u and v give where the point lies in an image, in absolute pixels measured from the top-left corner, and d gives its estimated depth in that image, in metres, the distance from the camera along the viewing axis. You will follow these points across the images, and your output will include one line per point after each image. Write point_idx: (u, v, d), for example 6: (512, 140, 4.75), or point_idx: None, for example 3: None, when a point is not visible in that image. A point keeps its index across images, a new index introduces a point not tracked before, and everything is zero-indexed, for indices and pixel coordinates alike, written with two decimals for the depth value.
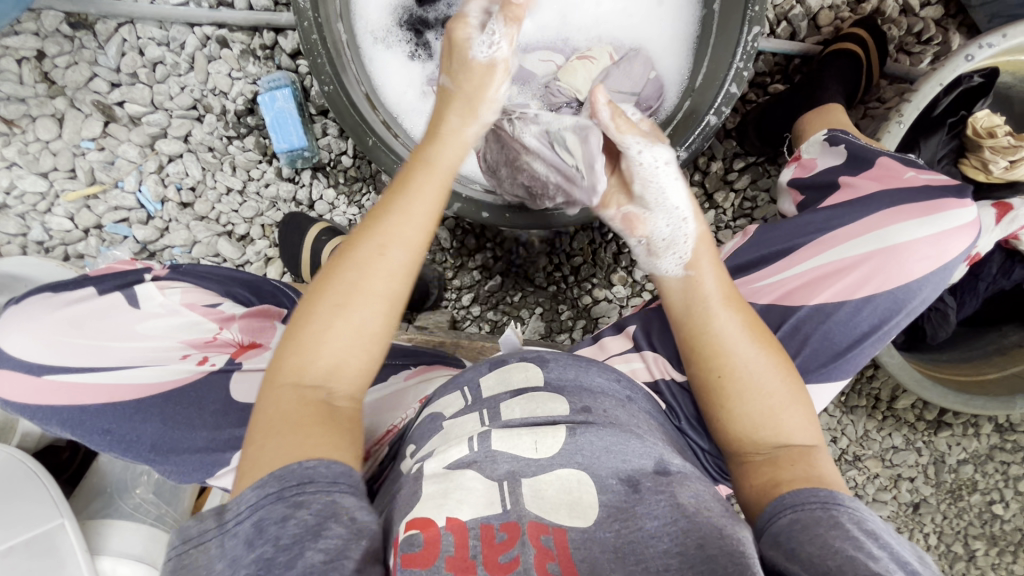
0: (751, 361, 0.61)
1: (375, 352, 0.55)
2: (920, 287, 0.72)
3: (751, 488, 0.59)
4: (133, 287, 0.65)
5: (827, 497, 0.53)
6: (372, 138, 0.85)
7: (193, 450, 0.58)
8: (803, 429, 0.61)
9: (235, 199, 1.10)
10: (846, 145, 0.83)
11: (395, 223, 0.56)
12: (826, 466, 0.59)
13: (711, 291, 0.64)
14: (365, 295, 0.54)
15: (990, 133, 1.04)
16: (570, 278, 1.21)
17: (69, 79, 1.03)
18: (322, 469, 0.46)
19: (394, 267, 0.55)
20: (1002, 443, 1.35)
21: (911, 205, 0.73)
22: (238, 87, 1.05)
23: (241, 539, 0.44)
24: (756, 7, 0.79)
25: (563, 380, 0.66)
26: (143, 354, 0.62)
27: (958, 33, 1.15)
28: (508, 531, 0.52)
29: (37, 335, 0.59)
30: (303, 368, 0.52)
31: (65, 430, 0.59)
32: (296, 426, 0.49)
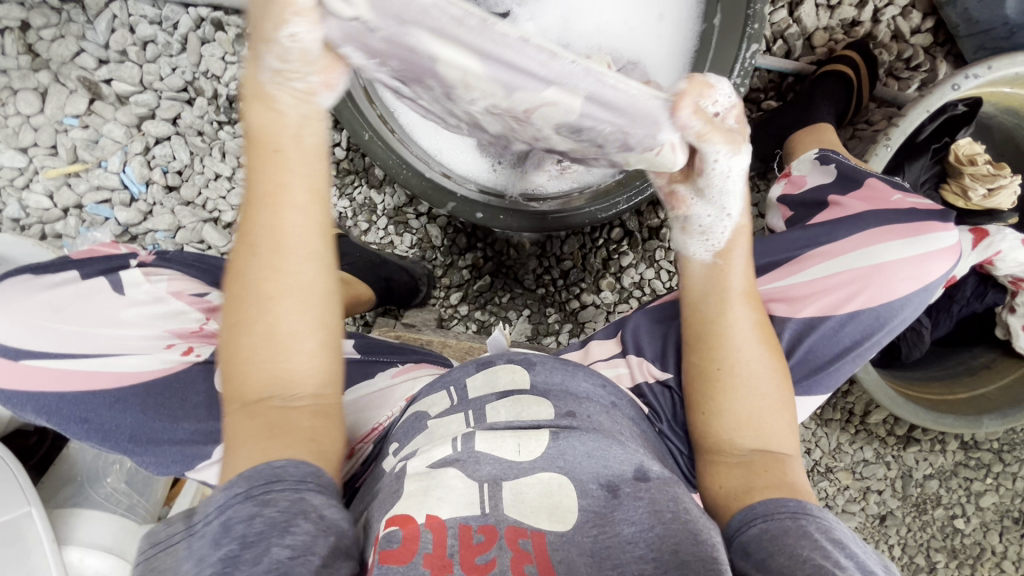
0: (751, 360, 0.65)
1: (315, 346, 0.54)
2: (902, 306, 0.73)
3: (725, 492, 0.61)
4: (118, 272, 0.63)
5: (802, 505, 0.55)
6: (368, 133, 0.85)
7: (173, 442, 0.58)
8: (780, 437, 0.64)
9: (224, 184, 1.08)
10: (837, 165, 0.86)
11: (268, 230, 0.50)
12: (796, 473, 0.62)
13: (734, 285, 0.65)
14: (277, 305, 0.52)
15: (971, 161, 1.08)
16: (559, 282, 1.22)
17: (55, 53, 1.00)
18: (291, 468, 0.48)
19: (298, 273, 0.52)
20: (966, 460, 1.40)
21: (898, 226, 0.76)
22: (231, 71, 1.03)
23: (209, 539, 0.44)
24: (755, 25, 0.84)
25: (549, 383, 0.66)
26: (126, 341, 0.60)
27: (945, 62, 1.19)
28: (486, 533, 0.52)
29: (13, 320, 0.58)
30: (249, 379, 0.53)
31: (43, 417, 0.59)
32: (260, 432, 0.51)
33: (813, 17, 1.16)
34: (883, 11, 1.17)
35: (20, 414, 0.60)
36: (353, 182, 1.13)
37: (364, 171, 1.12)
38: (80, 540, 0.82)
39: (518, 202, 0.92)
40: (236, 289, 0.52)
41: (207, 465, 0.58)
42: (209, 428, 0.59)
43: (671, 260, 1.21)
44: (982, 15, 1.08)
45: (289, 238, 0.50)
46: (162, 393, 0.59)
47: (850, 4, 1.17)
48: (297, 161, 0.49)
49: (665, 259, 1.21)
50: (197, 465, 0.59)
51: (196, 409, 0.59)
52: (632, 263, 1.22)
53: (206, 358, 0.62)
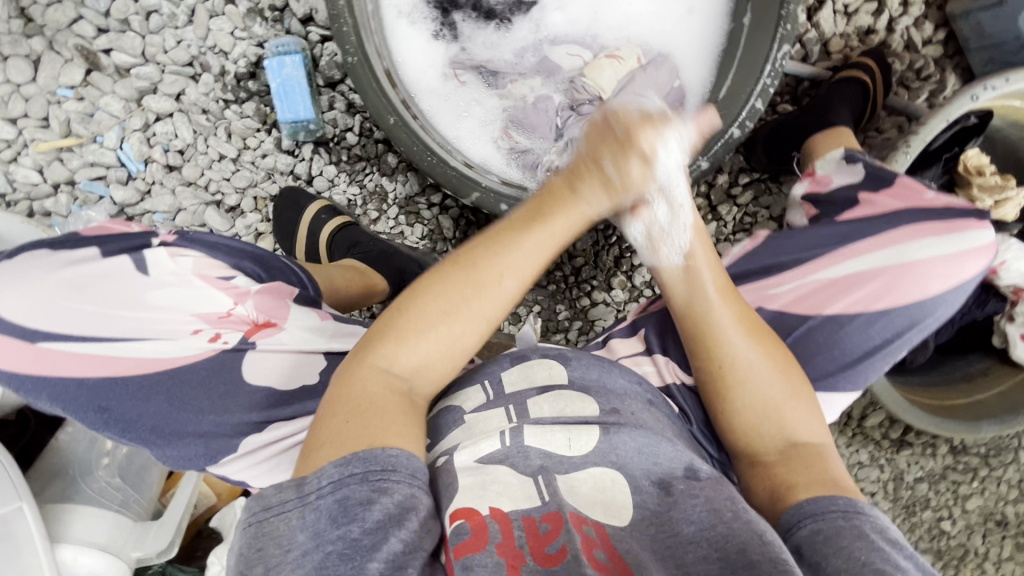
0: (749, 357, 0.63)
1: (459, 360, 0.60)
2: (936, 306, 0.73)
3: (767, 490, 0.60)
4: (143, 251, 0.61)
5: (846, 503, 0.54)
6: (394, 117, 0.81)
7: (196, 434, 0.57)
8: (807, 426, 0.63)
9: (228, 166, 1.03)
10: (863, 164, 0.85)
11: (520, 251, 0.60)
12: (832, 463, 0.61)
13: (709, 286, 0.65)
14: (470, 313, 0.59)
15: (978, 172, 1.09)
16: (570, 279, 1.21)
17: (50, 18, 0.94)
18: (404, 459, 0.51)
19: (504, 295, 0.60)
20: (955, 464, 1.42)
21: (931, 224, 0.75)
22: (241, 47, 0.98)
23: (325, 514, 0.48)
24: (788, 25, 0.80)
25: (586, 379, 0.64)
26: (150, 326, 0.58)
27: (954, 73, 1.21)
28: (551, 522, 0.51)
29: (30, 299, 0.55)
30: (395, 358, 0.58)
31: (54, 405, 0.57)
32: (381, 413, 0.54)
33: (831, 22, 1.17)
34: (898, 20, 1.19)
35: (27, 401, 0.58)
36: (364, 169, 1.06)
37: (376, 158, 1.06)
38: (75, 538, 0.77)
39: None
40: (446, 276, 0.59)
41: (230, 459, 0.58)
42: (236, 420, 0.58)
43: None
44: (993, 30, 1.11)
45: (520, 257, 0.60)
46: (206, 382, 0.58)
47: (866, 12, 1.18)
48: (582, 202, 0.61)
49: None
50: (219, 460, 0.58)
51: (222, 402, 0.58)
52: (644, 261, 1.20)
53: (233, 346, 0.60)
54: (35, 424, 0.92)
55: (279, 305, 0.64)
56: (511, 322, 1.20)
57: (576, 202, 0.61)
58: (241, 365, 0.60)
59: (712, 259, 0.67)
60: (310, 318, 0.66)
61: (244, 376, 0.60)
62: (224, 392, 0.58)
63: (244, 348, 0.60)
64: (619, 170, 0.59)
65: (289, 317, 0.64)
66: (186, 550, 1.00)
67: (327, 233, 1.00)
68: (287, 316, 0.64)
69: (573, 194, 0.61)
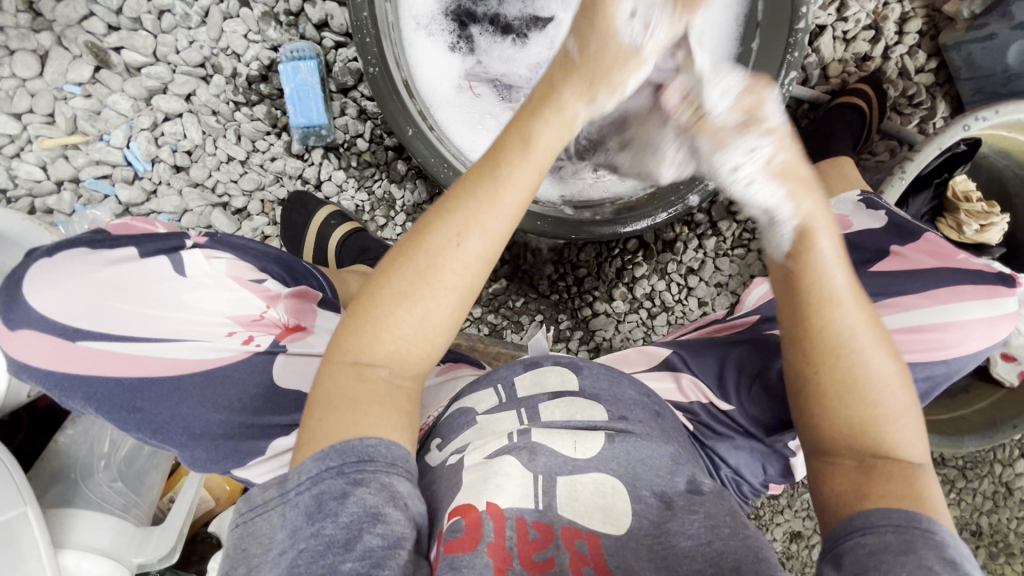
0: (876, 365, 0.55)
1: (440, 334, 0.55)
2: (968, 362, 0.74)
3: (836, 492, 0.55)
4: (178, 252, 0.57)
5: (921, 519, 0.50)
6: (411, 129, 0.82)
7: (225, 437, 0.57)
8: (913, 444, 0.56)
9: (236, 168, 1.02)
10: (887, 212, 0.82)
11: (480, 207, 0.54)
12: (926, 482, 0.54)
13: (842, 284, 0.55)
14: (430, 285, 0.53)
15: (966, 198, 1.14)
16: (573, 289, 1.23)
17: (60, 14, 0.92)
18: (381, 450, 0.51)
19: (469, 257, 0.54)
20: (934, 475, 1.48)
21: (973, 286, 0.73)
22: (253, 50, 0.98)
23: (301, 510, 0.50)
24: (795, 53, 0.85)
25: (597, 388, 0.66)
26: (192, 328, 0.57)
27: (944, 101, 1.26)
28: (541, 531, 0.53)
29: (69, 297, 0.52)
30: (363, 350, 0.54)
31: (90, 405, 0.55)
32: (352, 407, 0.53)
33: (831, 48, 1.22)
34: (893, 49, 1.23)
35: (58, 396, 0.56)
36: (373, 175, 1.06)
37: (386, 165, 1.06)
38: (78, 543, 0.76)
39: (559, 210, 0.93)
40: (406, 252, 0.54)
41: (258, 462, 0.58)
42: (262, 423, 0.59)
43: (682, 274, 1.24)
44: (983, 62, 1.15)
45: (489, 218, 0.54)
46: (233, 389, 0.58)
47: (864, 39, 1.22)
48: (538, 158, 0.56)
49: (677, 272, 1.24)
50: (247, 463, 0.59)
51: (254, 404, 0.59)
52: (645, 274, 1.23)
53: (266, 349, 0.60)
54: (28, 425, 0.90)
55: (307, 309, 0.65)
56: (512, 330, 1.22)
57: (531, 126, 0.56)
58: (272, 369, 0.60)
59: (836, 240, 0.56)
60: (335, 321, 0.67)
61: (276, 381, 0.60)
62: (256, 395, 0.59)
63: (276, 352, 0.61)
64: (579, 43, 0.56)
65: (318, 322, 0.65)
66: (183, 554, 0.99)
67: (336, 238, 1.00)
68: (315, 320, 0.65)
69: (523, 138, 0.55)
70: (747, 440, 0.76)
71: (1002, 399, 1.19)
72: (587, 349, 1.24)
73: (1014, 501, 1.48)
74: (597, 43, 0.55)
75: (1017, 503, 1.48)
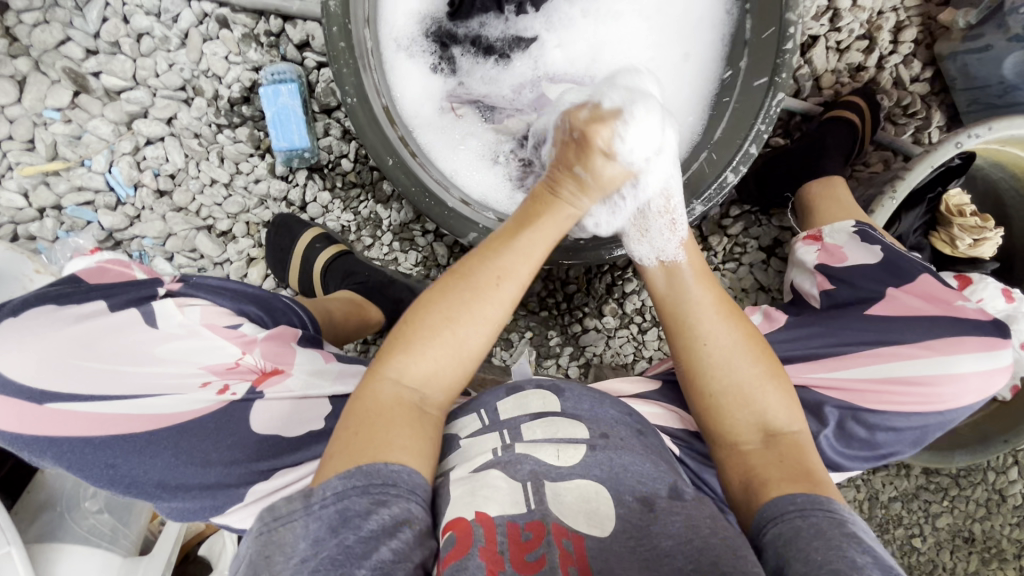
0: (724, 335, 0.67)
1: (469, 364, 0.61)
2: (961, 413, 0.73)
3: (740, 473, 0.62)
4: (150, 303, 0.62)
5: (821, 500, 0.55)
6: (392, 159, 0.81)
7: (202, 486, 0.57)
8: (784, 409, 0.65)
9: (220, 191, 1.01)
10: (881, 247, 0.80)
11: (514, 260, 0.64)
12: (809, 456, 0.62)
13: (686, 268, 0.73)
14: (471, 315, 0.60)
15: (960, 212, 1.13)
16: (563, 305, 1.22)
17: (37, 39, 0.92)
18: (404, 475, 0.52)
19: (503, 298, 0.62)
20: (927, 484, 1.48)
21: (975, 337, 0.72)
22: (234, 72, 0.97)
23: (324, 524, 0.49)
24: (782, 75, 0.80)
25: (579, 409, 0.65)
26: (160, 382, 0.59)
27: (940, 110, 1.23)
28: (533, 530, 0.52)
29: (39, 357, 0.55)
30: (405, 370, 0.59)
31: (60, 464, 0.56)
32: (387, 424, 0.55)
33: (824, 58, 1.20)
34: (887, 58, 1.21)
35: (28, 456, 0.57)
36: (359, 196, 1.05)
37: (371, 185, 1.05)
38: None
39: None
40: (454, 284, 0.62)
41: (237, 508, 0.58)
42: (241, 470, 0.58)
43: None
44: (978, 72, 1.13)
45: (514, 266, 0.63)
46: (213, 433, 0.58)
47: (857, 49, 1.20)
48: (555, 219, 0.68)
49: None
50: (225, 510, 0.58)
51: (228, 452, 0.58)
52: (636, 288, 1.22)
53: (241, 397, 0.60)
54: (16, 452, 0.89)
55: (285, 351, 0.66)
56: (502, 348, 1.21)
57: (557, 207, 0.69)
58: (249, 417, 0.60)
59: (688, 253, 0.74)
60: (316, 360, 0.68)
61: (252, 427, 0.60)
62: (232, 443, 0.58)
63: (252, 399, 0.61)
64: (589, 171, 0.68)
65: (296, 363, 0.66)
66: None
67: (322, 261, 0.99)
68: (293, 362, 0.66)
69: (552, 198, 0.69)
70: None
71: (997, 411, 1.17)
72: (577, 365, 1.23)
73: (1007, 508, 1.48)
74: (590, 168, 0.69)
75: (1010, 510, 1.48)
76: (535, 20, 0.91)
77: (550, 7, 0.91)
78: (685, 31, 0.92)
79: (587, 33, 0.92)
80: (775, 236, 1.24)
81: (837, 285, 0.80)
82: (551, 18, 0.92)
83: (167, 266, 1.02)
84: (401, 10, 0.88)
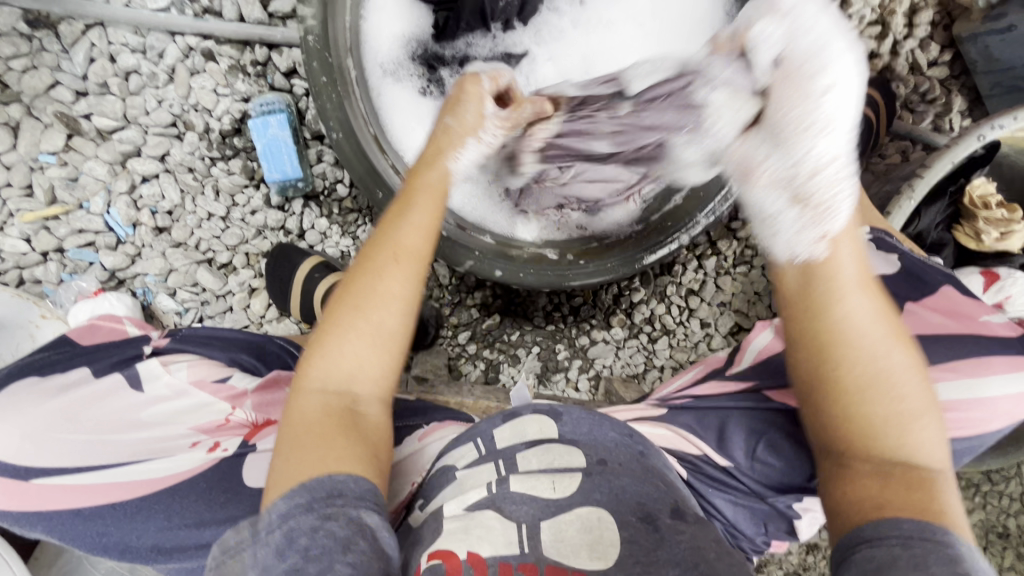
0: (880, 356, 0.55)
1: (396, 349, 0.59)
2: (992, 437, 0.67)
3: (846, 499, 0.54)
4: (133, 367, 0.66)
5: (927, 528, 0.48)
6: (382, 191, 0.79)
7: (198, 546, 0.56)
8: (930, 446, 0.55)
9: (218, 224, 1.00)
10: (899, 255, 0.77)
11: (402, 235, 0.61)
12: (947, 492, 0.52)
13: (851, 275, 0.56)
14: (381, 300, 0.58)
15: (984, 204, 1.07)
16: (569, 318, 1.20)
17: (27, 85, 0.92)
18: (351, 484, 0.50)
19: (405, 272, 0.60)
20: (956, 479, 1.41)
21: (1001, 357, 0.66)
22: (224, 104, 0.95)
23: (274, 548, 0.46)
24: None
25: (577, 434, 0.62)
26: (148, 445, 0.61)
27: (960, 95, 1.16)
28: (526, 572, 0.52)
29: (24, 435, 0.58)
30: (326, 374, 0.57)
31: (52, 535, 0.57)
32: (320, 437, 0.53)
33: None
34: (903, 43, 1.14)
35: (23, 532, 0.59)
36: (356, 221, 1.03)
37: (368, 210, 1.03)
38: None
39: (564, 260, 0.90)
40: (356, 277, 0.59)
41: None
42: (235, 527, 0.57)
43: (682, 295, 1.20)
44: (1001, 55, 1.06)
45: (408, 240, 0.61)
46: (205, 495, 0.58)
47: (870, 36, 1.13)
48: (430, 188, 0.64)
49: (677, 294, 1.20)
50: None
51: (223, 512, 0.57)
52: (643, 299, 1.20)
53: (233, 452, 0.61)
54: None
55: (277, 401, 0.68)
56: (509, 365, 1.18)
57: (428, 173, 0.65)
58: (242, 471, 0.60)
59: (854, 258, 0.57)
60: None
61: (244, 481, 0.59)
62: (226, 500, 0.58)
63: (244, 452, 0.61)
64: (453, 118, 0.66)
65: None
66: None
67: (322, 289, 0.96)
68: None
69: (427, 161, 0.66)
70: (746, 494, 0.72)
71: None
72: (587, 378, 1.21)
73: None
74: (455, 118, 0.66)
75: None
76: (524, 34, 0.88)
77: (538, 19, 0.88)
78: (682, 37, 0.87)
79: (579, 45, 0.88)
80: None
81: None
82: (540, 30, 0.88)
83: (170, 301, 1.02)
84: (384, 33, 0.84)
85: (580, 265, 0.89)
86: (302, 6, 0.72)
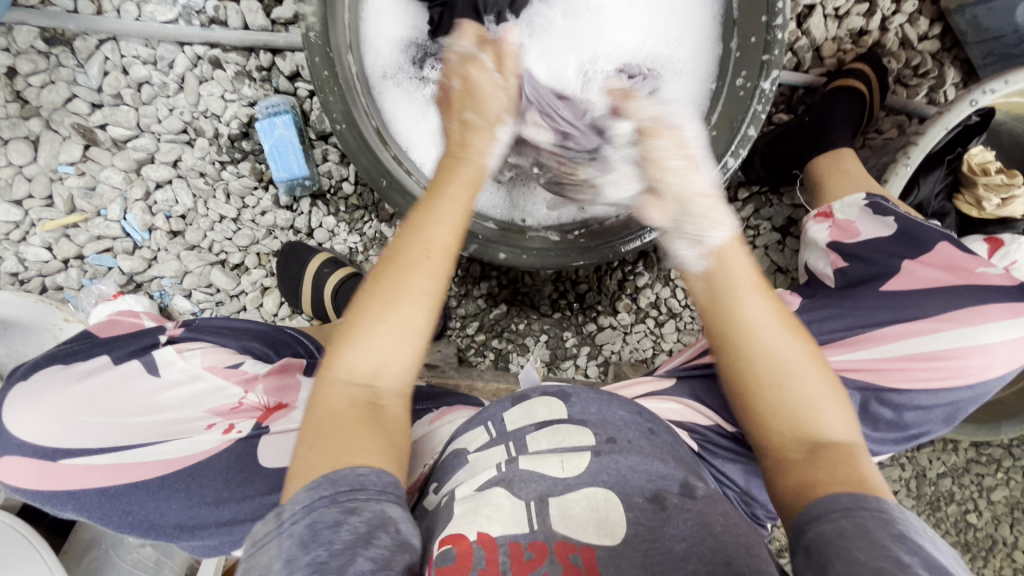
0: (780, 348, 0.58)
1: (418, 347, 0.57)
2: (992, 384, 0.70)
3: (789, 486, 0.54)
4: (151, 354, 0.68)
5: (868, 501, 0.48)
6: (386, 179, 0.82)
7: (218, 523, 0.61)
8: (841, 426, 0.56)
9: (229, 226, 1.03)
10: (895, 217, 0.77)
11: (430, 227, 0.60)
12: (862, 465, 0.54)
13: (743, 277, 0.60)
14: (410, 295, 0.57)
15: (983, 171, 1.06)
16: (575, 306, 1.20)
17: (45, 99, 0.96)
18: (373, 477, 0.48)
19: (435, 267, 0.59)
20: (978, 456, 1.33)
21: (998, 304, 0.68)
22: (232, 109, 0.99)
23: (297, 539, 0.45)
24: (774, 52, 0.78)
25: (587, 413, 0.60)
26: (167, 428, 0.64)
27: (953, 66, 1.17)
28: (536, 550, 0.49)
29: (49, 419, 0.61)
30: (353, 366, 0.55)
31: (80, 514, 0.61)
32: (343, 427, 0.52)
33: (822, 28, 1.14)
34: (891, 19, 1.15)
35: (54, 510, 0.63)
36: (363, 217, 1.05)
37: (373, 207, 1.05)
38: None
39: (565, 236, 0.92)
40: (388, 269, 0.58)
41: None
42: (255, 504, 0.61)
43: None
44: (990, 23, 1.06)
45: (436, 234, 0.60)
46: (222, 474, 0.62)
47: (857, 13, 1.15)
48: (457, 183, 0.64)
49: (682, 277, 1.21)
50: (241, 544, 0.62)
51: (240, 489, 0.62)
52: (648, 283, 1.20)
53: (247, 434, 0.65)
54: None
55: (287, 386, 0.70)
56: (518, 353, 1.20)
57: (463, 170, 0.66)
58: (256, 455, 0.64)
59: (746, 257, 0.62)
60: None
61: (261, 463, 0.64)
62: (242, 479, 0.62)
63: (259, 433, 0.65)
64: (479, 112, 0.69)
65: (297, 396, 0.70)
66: None
67: (332, 286, 0.98)
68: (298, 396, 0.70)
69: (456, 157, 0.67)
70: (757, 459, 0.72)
71: None
72: (596, 364, 1.22)
73: None
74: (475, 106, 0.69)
75: None
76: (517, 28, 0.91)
77: (530, 11, 0.91)
78: (663, 24, 0.90)
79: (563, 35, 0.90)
80: (788, 215, 1.20)
81: (850, 262, 0.78)
82: (531, 23, 0.91)
83: (186, 302, 1.06)
84: (382, 36, 0.88)
85: (586, 242, 0.90)
86: (303, 5, 0.74)
